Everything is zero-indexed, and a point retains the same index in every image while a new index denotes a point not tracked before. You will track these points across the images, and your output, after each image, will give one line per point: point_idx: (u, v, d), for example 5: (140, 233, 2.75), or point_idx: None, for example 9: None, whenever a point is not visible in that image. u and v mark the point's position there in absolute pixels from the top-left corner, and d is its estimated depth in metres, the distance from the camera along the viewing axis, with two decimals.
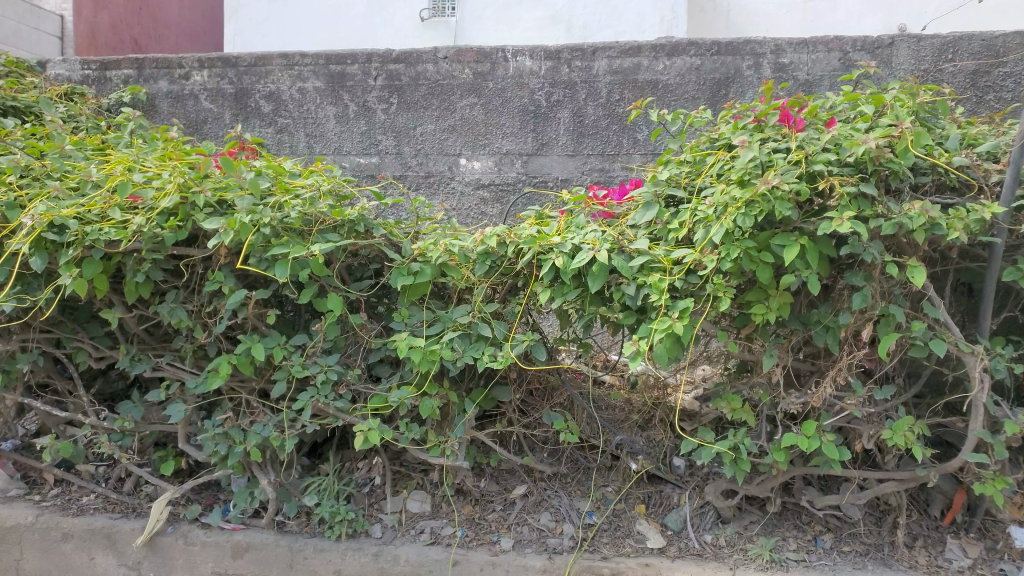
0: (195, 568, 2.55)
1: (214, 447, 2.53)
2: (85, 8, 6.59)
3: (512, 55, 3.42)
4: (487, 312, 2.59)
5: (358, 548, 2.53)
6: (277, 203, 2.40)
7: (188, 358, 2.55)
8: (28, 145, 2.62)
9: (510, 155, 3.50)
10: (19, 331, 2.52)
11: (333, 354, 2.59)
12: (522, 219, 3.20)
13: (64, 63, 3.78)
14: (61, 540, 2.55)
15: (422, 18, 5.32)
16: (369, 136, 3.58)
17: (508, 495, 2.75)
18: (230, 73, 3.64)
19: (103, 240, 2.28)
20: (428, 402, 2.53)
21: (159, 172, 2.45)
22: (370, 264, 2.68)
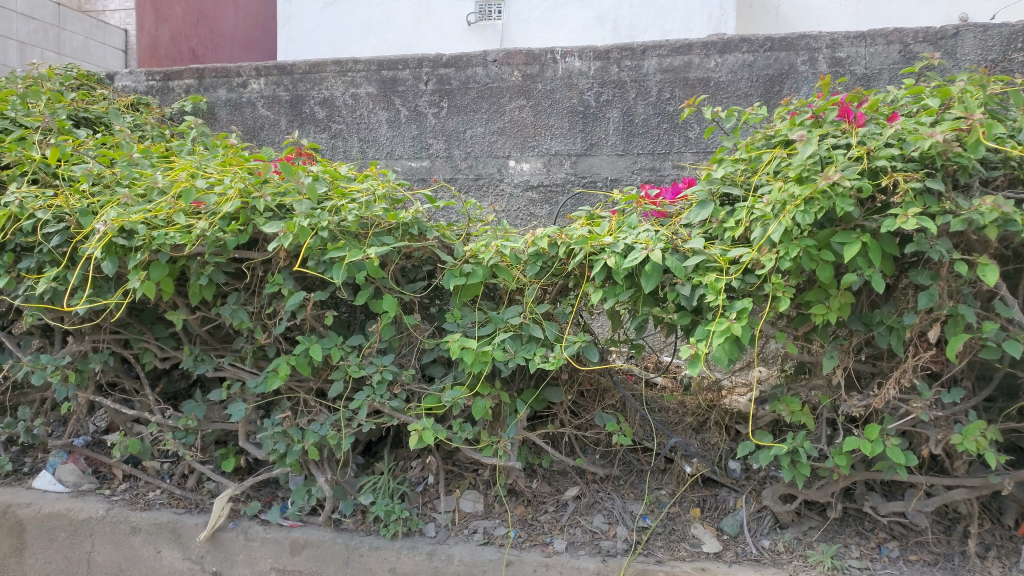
0: (255, 563, 2.61)
1: (273, 445, 2.60)
2: (148, 22, 6.87)
3: (562, 56, 3.42)
4: (537, 313, 2.59)
5: (412, 547, 2.55)
6: (334, 207, 2.48)
7: (249, 358, 2.62)
8: (99, 154, 2.73)
9: (559, 155, 3.50)
10: (91, 332, 2.66)
11: (388, 354, 2.64)
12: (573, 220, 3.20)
13: (130, 75, 3.93)
14: (129, 534, 2.63)
15: (469, 22, 5.37)
16: (420, 139, 3.62)
17: (561, 496, 2.75)
18: (286, 81, 3.73)
19: (169, 244, 2.37)
20: (480, 403, 2.55)
21: (221, 178, 2.53)
22: (424, 265, 2.73)
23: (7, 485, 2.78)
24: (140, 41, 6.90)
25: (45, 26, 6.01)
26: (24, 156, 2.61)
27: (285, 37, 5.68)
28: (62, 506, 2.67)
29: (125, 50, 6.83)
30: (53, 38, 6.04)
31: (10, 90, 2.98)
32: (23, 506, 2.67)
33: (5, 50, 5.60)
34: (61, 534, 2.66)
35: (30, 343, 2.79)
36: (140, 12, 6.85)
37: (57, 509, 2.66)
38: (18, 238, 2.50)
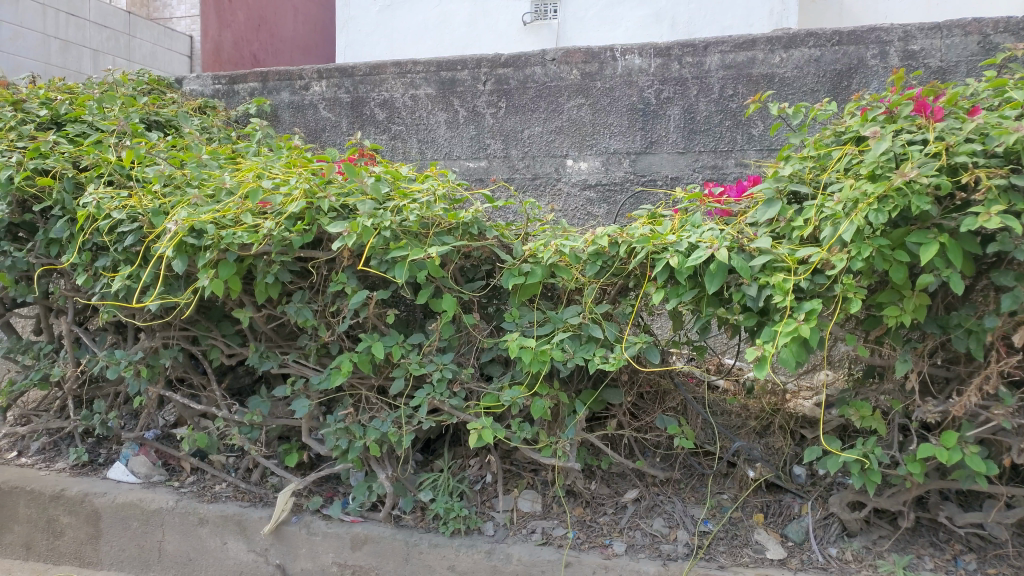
0: (318, 557, 2.65)
1: (335, 441, 2.64)
2: (211, 28, 7.25)
3: (621, 54, 3.39)
4: (598, 313, 2.57)
5: (471, 545, 2.55)
6: (395, 208, 2.52)
7: (312, 355, 2.67)
8: (170, 156, 2.81)
9: (618, 154, 3.46)
10: (161, 330, 2.73)
11: (447, 353, 2.65)
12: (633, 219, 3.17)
13: (198, 79, 4.04)
14: (197, 525, 2.70)
15: (525, 22, 5.40)
16: (478, 139, 3.63)
17: (620, 499, 2.72)
18: (347, 83, 3.79)
19: (237, 244, 2.42)
20: (540, 403, 2.54)
21: (286, 179, 2.59)
22: (482, 265, 2.74)
23: (83, 475, 2.87)
24: (204, 46, 7.18)
25: (117, 35, 6.37)
26: (101, 158, 2.69)
27: (343, 40, 5.79)
28: (135, 496, 2.74)
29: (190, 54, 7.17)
30: (124, 45, 6.37)
31: (88, 95, 3.09)
32: (99, 495, 2.74)
33: (78, 57, 5.99)
34: (133, 523, 2.73)
35: (104, 339, 2.88)
36: (204, 18, 7.09)
37: (130, 499, 2.73)
38: (95, 238, 2.59)
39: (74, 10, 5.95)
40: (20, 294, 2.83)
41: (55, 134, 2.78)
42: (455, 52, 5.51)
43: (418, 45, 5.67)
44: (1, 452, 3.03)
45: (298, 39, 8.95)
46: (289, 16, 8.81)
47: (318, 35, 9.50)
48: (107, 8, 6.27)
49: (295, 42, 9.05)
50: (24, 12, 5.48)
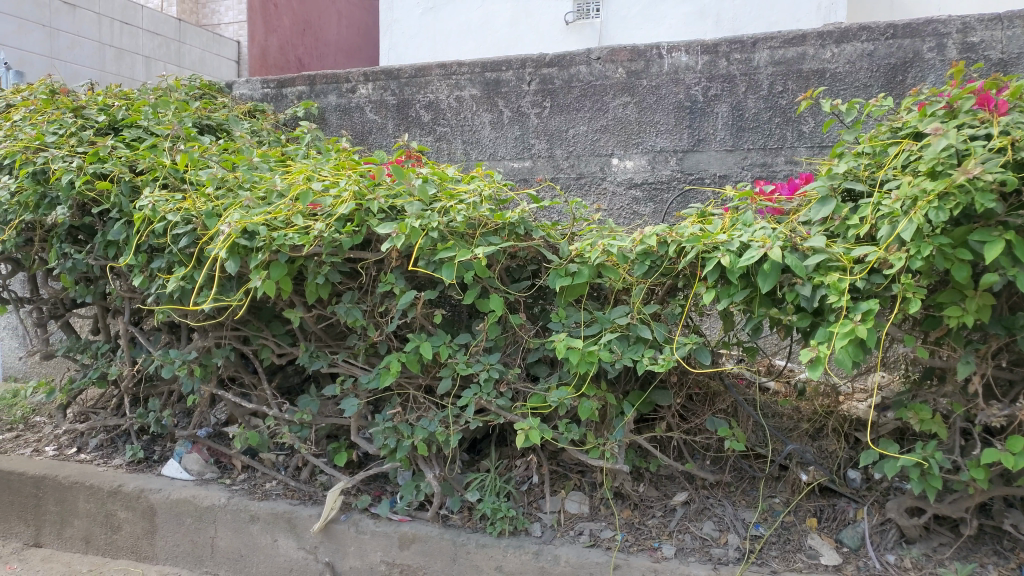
0: (366, 556, 2.67)
1: (384, 440, 2.67)
2: (259, 34, 7.48)
3: (667, 52, 3.36)
4: (646, 313, 2.55)
5: (519, 545, 2.55)
6: (442, 209, 2.53)
7: (361, 355, 2.70)
8: (222, 159, 2.86)
9: (665, 152, 3.42)
10: (214, 329, 2.78)
11: (494, 353, 2.66)
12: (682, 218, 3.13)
13: (247, 83, 4.11)
14: (248, 522, 2.74)
15: (567, 22, 5.47)
16: (523, 140, 3.63)
17: (669, 501, 2.70)
18: (393, 85, 3.82)
19: (288, 245, 2.45)
20: (587, 403, 2.53)
21: (335, 181, 2.62)
22: (528, 265, 2.74)
23: (139, 472, 2.94)
24: (251, 51, 7.42)
25: (168, 42, 6.62)
26: (156, 162, 2.73)
27: (387, 43, 5.89)
28: (188, 493, 2.79)
29: (238, 59, 7.44)
30: (174, 51, 6.63)
31: (143, 101, 3.16)
32: (154, 491, 2.80)
33: (132, 64, 6.27)
34: (187, 519, 2.77)
35: (159, 338, 2.95)
36: (250, 24, 7.32)
37: (184, 495, 2.78)
38: (151, 240, 2.64)
39: (127, 18, 6.21)
40: (81, 295, 2.92)
41: (113, 139, 2.85)
42: (498, 53, 5.53)
43: (461, 46, 5.72)
44: (61, 448, 3.12)
45: (341, 43, 9.15)
46: (332, 21, 9.08)
47: (361, 38, 9.77)
48: (158, 15, 6.52)
49: (339, 46, 9.30)
50: (81, 22, 5.75)
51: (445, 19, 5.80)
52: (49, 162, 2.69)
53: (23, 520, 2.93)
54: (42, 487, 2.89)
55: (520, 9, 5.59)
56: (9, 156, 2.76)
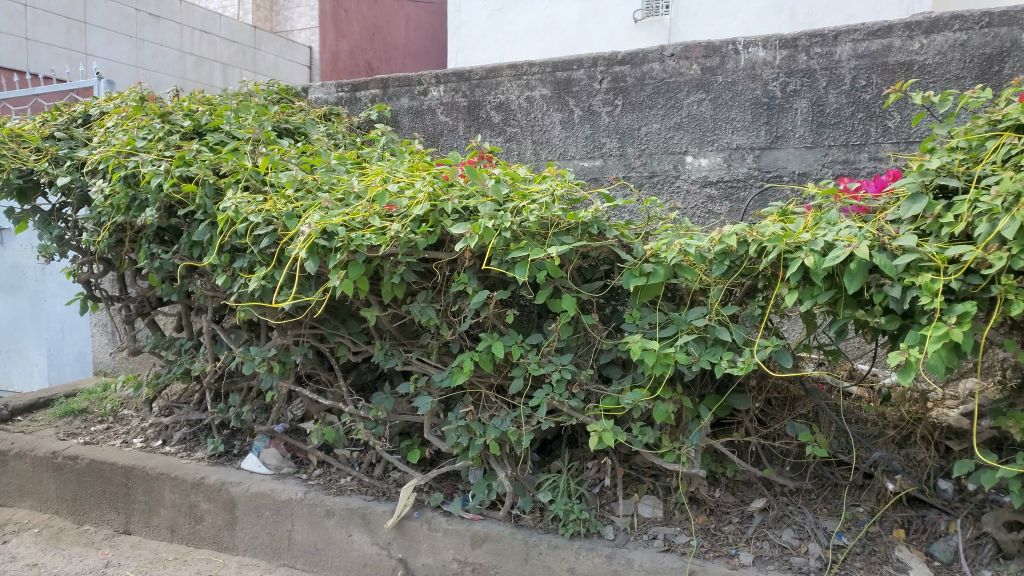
0: (438, 553, 2.69)
1: (457, 438, 2.69)
2: (330, 40, 8.54)
3: (744, 47, 3.29)
4: (725, 315, 2.50)
5: (592, 548, 2.52)
6: (515, 208, 2.54)
7: (435, 353, 2.74)
8: (301, 162, 2.92)
9: (741, 149, 3.34)
10: (293, 327, 2.85)
11: (566, 353, 2.64)
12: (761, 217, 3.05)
13: (322, 87, 4.21)
14: (324, 517, 2.78)
15: (636, 19, 5.53)
16: (593, 139, 3.60)
17: (745, 508, 2.64)
18: (464, 87, 3.85)
19: (366, 245, 2.50)
20: (662, 406, 2.49)
21: (410, 183, 2.66)
22: (601, 265, 2.71)
23: (220, 465, 3.03)
24: (322, 56, 8.47)
25: (244, 49, 7.71)
26: (238, 165, 2.81)
27: (455, 45, 6.09)
28: (267, 486, 2.86)
29: (312, 65, 8.52)
30: (249, 58, 7.68)
31: (226, 106, 3.27)
32: (234, 484, 2.88)
33: (210, 71, 7.39)
34: (266, 512, 2.84)
35: (239, 336, 3.04)
36: (322, 30, 8.34)
37: (263, 488, 2.85)
38: (234, 240, 2.72)
39: (207, 29, 7.37)
40: (167, 294, 3.04)
41: (198, 143, 2.95)
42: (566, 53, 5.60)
43: (529, 47, 5.82)
44: (147, 440, 3.25)
45: (409, 46, 10.06)
46: (400, 25, 10.03)
47: (429, 41, 10.70)
48: (235, 24, 7.62)
49: (408, 49, 10.24)
50: (163, 33, 6.91)
51: (513, 19, 5.85)
52: (139, 166, 2.79)
53: (113, 508, 3.06)
54: (131, 477, 3.01)
55: (588, 7, 5.65)
56: (102, 161, 2.89)
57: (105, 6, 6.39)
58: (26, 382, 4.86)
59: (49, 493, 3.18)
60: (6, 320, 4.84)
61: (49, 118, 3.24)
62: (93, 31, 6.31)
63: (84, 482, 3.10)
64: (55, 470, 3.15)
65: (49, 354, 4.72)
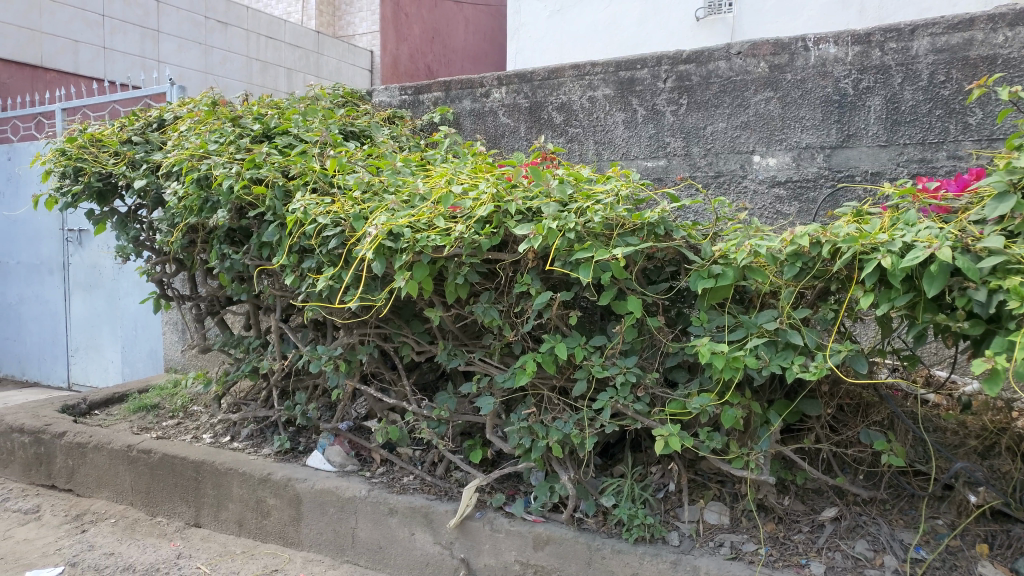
0: (500, 555, 2.68)
1: (519, 439, 2.69)
2: (390, 44, 9.12)
3: (814, 44, 3.22)
4: (796, 319, 2.43)
5: (656, 554, 2.47)
6: (579, 209, 2.52)
7: (497, 354, 2.75)
8: (367, 164, 2.97)
9: (811, 148, 3.25)
10: (358, 327, 2.90)
11: (631, 355, 2.61)
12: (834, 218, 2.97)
13: (386, 91, 4.27)
14: (387, 515, 2.81)
15: (697, 17, 5.48)
16: (657, 139, 3.56)
17: (816, 517, 2.57)
18: (526, 88, 3.86)
19: (430, 246, 2.51)
20: (731, 411, 2.45)
21: (474, 184, 2.68)
22: (667, 266, 2.67)
23: (286, 461, 3.10)
24: (383, 60, 9.08)
25: (307, 53, 8.46)
26: (307, 167, 2.87)
27: (515, 47, 6.14)
28: (332, 483, 2.91)
29: (372, 68, 9.12)
30: (312, 63, 8.47)
31: (294, 110, 3.34)
32: (300, 480, 2.93)
33: (276, 76, 8.15)
34: (330, 509, 2.89)
35: (305, 335, 3.10)
36: (382, 34, 8.95)
37: (327, 485, 2.89)
38: (303, 241, 2.77)
39: (273, 35, 8.09)
40: (237, 293, 3.12)
41: (268, 146, 3.03)
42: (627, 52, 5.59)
43: (588, 48, 5.83)
44: (217, 436, 3.34)
45: (468, 49, 10.54)
46: (460, 29, 10.45)
47: (489, 45, 11.09)
48: (300, 30, 8.36)
49: (468, 53, 10.65)
50: (231, 39, 7.66)
51: (573, 20, 5.86)
52: (211, 169, 2.87)
53: (185, 501, 3.15)
54: (201, 472, 3.10)
55: (649, 7, 5.63)
56: (176, 164, 2.97)
57: (176, 16, 7.13)
58: (101, 377, 5.09)
59: (124, 485, 3.29)
60: (84, 319, 5.14)
61: (126, 122, 3.37)
62: (165, 38, 7.03)
63: (158, 475, 3.20)
64: (130, 463, 3.26)
65: (123, 351, 4.93)
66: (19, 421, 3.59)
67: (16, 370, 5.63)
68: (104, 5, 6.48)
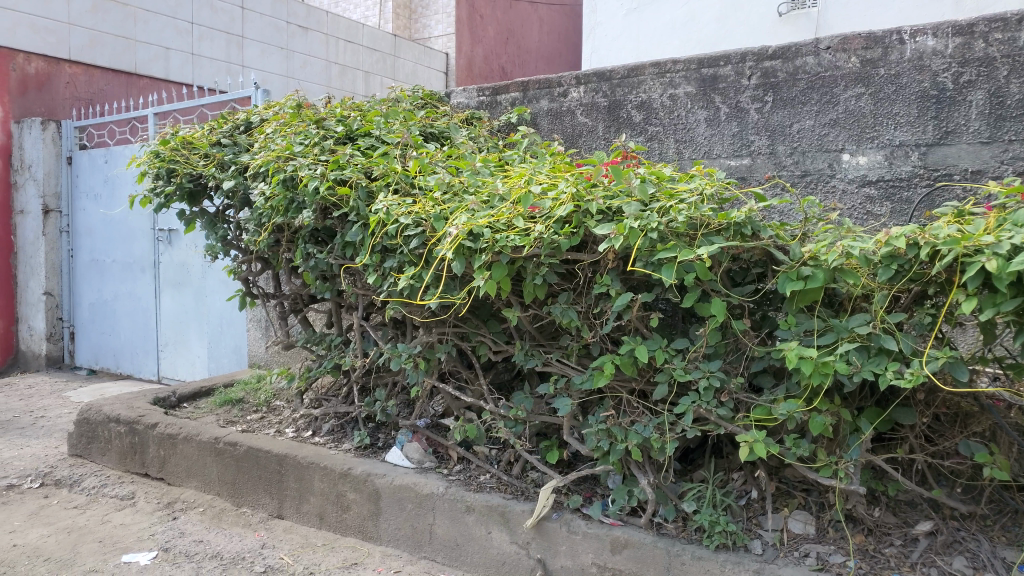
0: (577, 556, 2.66)
1: (597, 442, 2.67)
2: (466, 45, 9.24)
3: (911, 36, 3.10)
4: (891, 323, 2.33)
5: (738, 562, 2.41)
6: (662, 208, 2.48)
7: (575, 355, 2.73)
8: (447, 165, 3.00)
9: (905, 146, 3.13)
10: (437, 326, 2.94)
11: (714, 359, 2.56)
12: (935, 219, 2.84)
13: (464, 92, 4.31)
14: (465, 512, 2.83)
15: (780, 13, 5.37)
16: (741, 137, 3.48)
17: (909, 530, 2.47)
18: (605, 87, 3.83)
19: (510, 246, 2.52)
20: (819, 418, 2.37)
21: (553, 184, 2.67)
22: (753, 268, 2.61)
23: (365, 457, 3.16)
24: (458, 62, 9.20)
25: (383, 57, 8.62)
26: (389, 168, 2.92)
27: (590, 47, 6.18)
28: (410, 480, 2.95)
29: (447, 70, 9.25)
30: (388, 66, 8.60)
31: (376, 112, 3.40)
32: (380, 476, 2.99)
33: (354, 78, 8.34)
34: (408, 505, 2.93)
35: (385, 333, 3.16)
36: (457, 36, 9.07)
37: (406, 481, 2.94)
38: (384, 241, 2.81)
39: (351, 39, 8.29)
40: (320, 291, 3.20)
41: (351, 148, 3.10)
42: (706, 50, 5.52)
43: (665, 47, 5.78)
44: (299, 430, 3.44)
45: (542, 50, 10.61)
46: (533, 29, 10.51)
47: (562, 44, 11.12)
48: (378, 33, 8.52)
49: (541, 53, 10.70)
50: (311, 43, 7.86)
51: (649, 19, 5.84)
52: (297, 170, 2.95)
53: (268, 493, 3.25)
54: (285, 464, 3.19)
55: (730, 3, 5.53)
56: (264, 165, 3.07)
57: (260, 22, 7.40)
58: (189, 372, 5.30)
59: (211, 476, 3.42)
60: (173, 315, 5.38)
61: (216, 125, 3.50)
62: (250, 44, 7.31)
63: (243, 467, 3.31)
64: (217, 454, 3.38)
65: (209, 347, 5.13)
66: (115, 411, 3.78)
67: (111, 363, 5.94)
68: (193, 12, 6.84)
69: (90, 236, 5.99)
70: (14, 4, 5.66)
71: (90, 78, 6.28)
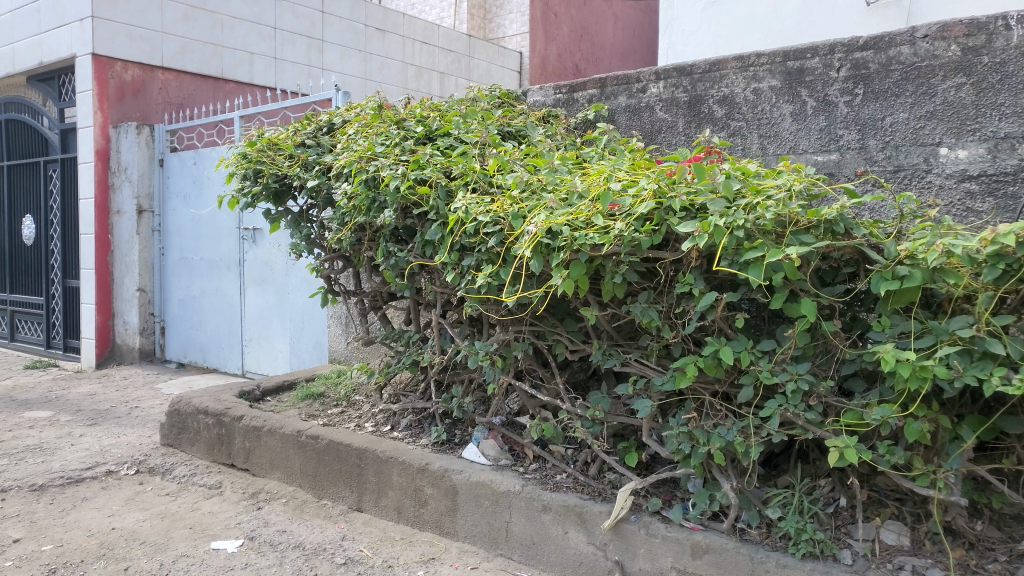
0: (657, 559, 2.60)
1: (677, 444, 2.61)
2: (539, 44, 9.26)
3: (1017, 22, 2.93)
4: (997, 326, 2.18)
5: (827, 572, 2.32)
6: (748, 205, 2.40)
7: (654, 356, 2.69)
8: (526, 163, 3.00)
9: (1011, 139, 2.94)
10: (514, 324, 2.95)
11: (802, 362, 2.47)
12: None
13: (541, 91, 4.31)
14: (541, 511, 2.82)
15: (869, 2, 5.18)
16: (829, 131, 3.38)
17: (1015, 546, 2.34)
18: (685, 82, 3.78)
19: (589, 244, 2.49)
20: (916, 424, 2.26)
21: (634, 181, 2.62)
22: (844, 267, 2.52)
23: (442, 453, 3.20)
24: (530, 61, 9.22)
25: (460, 57, 8.75)
26: (468, 167, 2.94)
27: (667, 41, 6.09)
28: (487, 477, 2.96)
29: (521, 69, 9.29)
30: (463, 66, 8.74)
31: (455, 112, 3.43)
32: (457, 472, 3.01)
33: (429, 80, 8.47)
34: (484, 502, 2.94)
35: (463, 331, 3.19)
36: (531, 35, 9.10)
37: (482, 478, 2.95)
38: (463, 239, 2.83)
39: (427, 40, 8.39)
40: (400, 289, 3.26)
41: (431, 147, 3.14)
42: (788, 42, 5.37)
43: (746, 40, 5.66)
44: (378, 425, 3.52)
45: (616, 46, 10.51)
46: (608, 26, 10.42)
47: (636, 40, 10.98)
48: (453, 35, 8.65)
49: (615, 49, 10.60)
50: (388, 45, 8.01)
51: (729, 11, 5.71)
52: (379, 170, 3.02)
53: (348, 486, 3.32)
54: (364, 458, 3.26)
55: None
56: (347, 166, 3.16)
57: (339, 25, 7.60)
58: (272, 366, 5.48)
59: (294, 468, 3.52)
60: (257, 312, 5.58)
61: (301, 127, 3.61)
62: (329, 47, 7.51)
63: (324, 460, 3.39)
64: (299, 447, 3.48)
65: (291, 342, 5.30)
66: (204, 403, 3.94)
67: (198, 357, 6.18)
68: (277, 17, 7.08)
69: (179, 236, 6.28)
70: (111, 14, 6.08)
71: (180, 83, 6.61)
